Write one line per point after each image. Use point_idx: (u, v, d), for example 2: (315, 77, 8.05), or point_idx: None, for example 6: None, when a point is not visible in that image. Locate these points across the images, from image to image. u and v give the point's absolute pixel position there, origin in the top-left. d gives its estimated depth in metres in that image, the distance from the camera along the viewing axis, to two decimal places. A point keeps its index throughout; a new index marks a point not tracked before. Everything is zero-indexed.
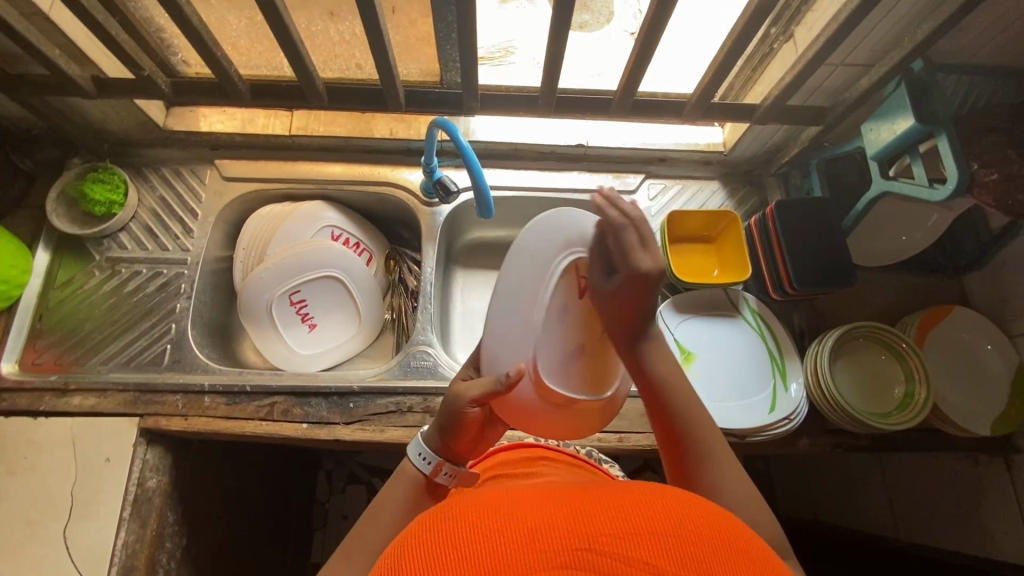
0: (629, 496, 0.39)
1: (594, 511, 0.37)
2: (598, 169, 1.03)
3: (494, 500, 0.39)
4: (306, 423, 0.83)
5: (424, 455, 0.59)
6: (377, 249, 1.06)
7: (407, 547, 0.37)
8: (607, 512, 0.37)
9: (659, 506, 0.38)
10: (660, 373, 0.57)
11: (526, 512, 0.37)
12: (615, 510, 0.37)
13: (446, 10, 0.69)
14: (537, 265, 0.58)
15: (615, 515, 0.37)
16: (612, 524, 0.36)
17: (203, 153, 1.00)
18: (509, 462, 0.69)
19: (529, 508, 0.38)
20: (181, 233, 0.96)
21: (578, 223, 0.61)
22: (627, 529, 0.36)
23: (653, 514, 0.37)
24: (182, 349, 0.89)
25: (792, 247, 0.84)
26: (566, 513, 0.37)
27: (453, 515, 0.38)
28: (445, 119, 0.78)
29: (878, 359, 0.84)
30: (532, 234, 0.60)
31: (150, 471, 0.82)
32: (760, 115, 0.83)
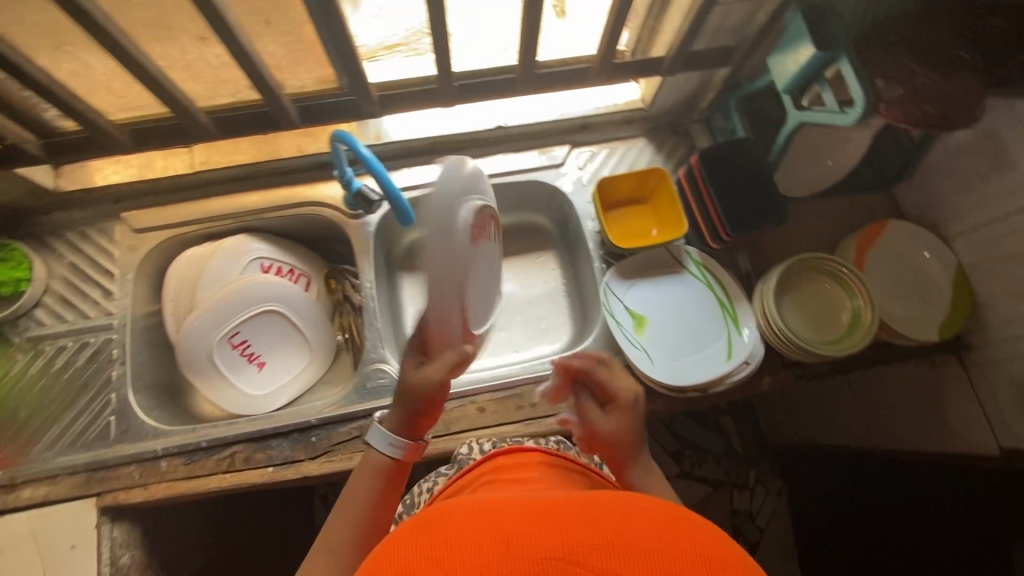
0: (609, 509, 0.41)
1: (573, 523, 0.39)
2: (522, 147, 1.00)
3: (480, 513, 0.41)
4: (272, 466, 0.81)
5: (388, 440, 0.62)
6: (314, 272, 1.02)
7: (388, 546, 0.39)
8: (588, 522, 0.39)
9: (638, 520, 0.39)
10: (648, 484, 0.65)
11: (504, 523, 0.39)
12: (593, 520, 0.39)
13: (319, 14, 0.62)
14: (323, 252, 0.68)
15: (592, 526, 0.38)
16: (589, 535, 0.37)
17: (107, 208, 0.94)
18: (502, 467, 0.65)
19: (511, 519, 0.39)
20: (101, 297, 0.90)
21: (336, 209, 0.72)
22: (602, 541, 0.37)
23: (630, 528, 0.38)
24: (127, 417, 0.85)
25: (721, 194, 0.83)
26: (545, 524, 0.39)
27: (442, 523, 0.40)
28: (342, 132, 0.76)
29: (823, 288, 0.84)
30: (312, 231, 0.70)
31: (122, 547, 0.80)
32: (667, 67, 0.81)
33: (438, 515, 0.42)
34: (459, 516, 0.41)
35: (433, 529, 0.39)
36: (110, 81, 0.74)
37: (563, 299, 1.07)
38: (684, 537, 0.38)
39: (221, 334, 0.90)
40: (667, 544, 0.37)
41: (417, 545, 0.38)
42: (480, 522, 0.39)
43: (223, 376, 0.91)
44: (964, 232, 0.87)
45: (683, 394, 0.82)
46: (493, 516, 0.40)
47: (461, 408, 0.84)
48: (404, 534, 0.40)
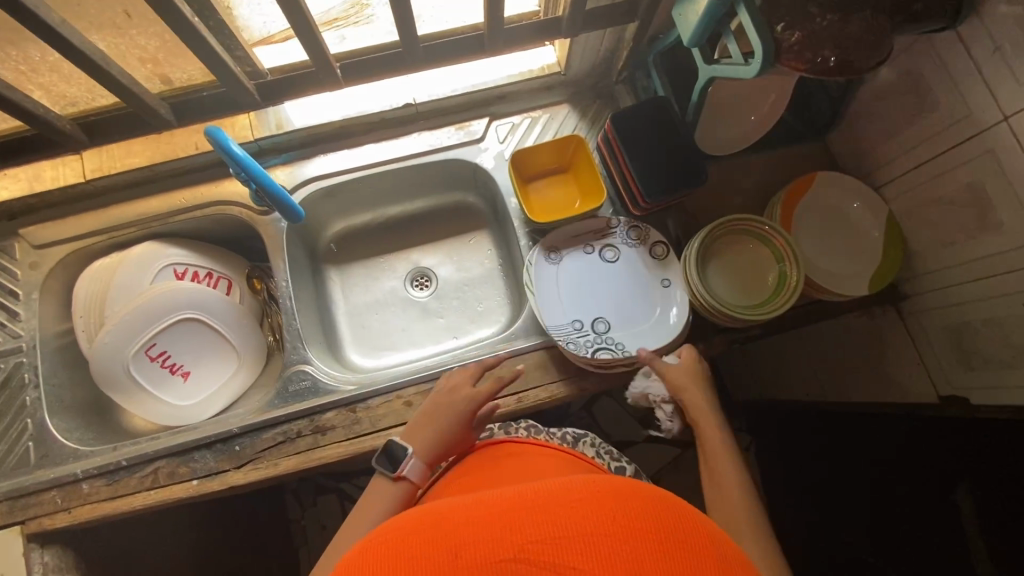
0: (566, 493, 0.39)
1: (524, 516, 0.37)
2: (437, 124, 0.95)
3: (433, 518, 0.40)
4: (197, 479, 0.80)
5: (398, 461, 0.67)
6: (236, 273, 0.98)
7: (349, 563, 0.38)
8: (545, 513, 0.37)
9: (591, 499, 0.38)
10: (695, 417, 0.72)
11: (461, 528, 0.38)
12: (544, 510, 0.38)
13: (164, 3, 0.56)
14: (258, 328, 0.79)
15: (543, 517, 0.37)
16: (542, 529, 0.36)
17: (3, 226, 0.89)
18: (472, 467, 0.66)
19: (468, 523, 0.38)
20: (6, 320, 0.87)
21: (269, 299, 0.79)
22: (555, 533, 0.36)
23: (582, 511, 0.37)
24: (46, 442, 0.83)
25: (636, 159, 0.79)
26: (494, 524, 0.37)
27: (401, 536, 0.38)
28: (216, 127, 0.68)
29: (748, 249, 0.82)
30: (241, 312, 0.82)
31: (54, 572, 0.79)
32: (566, 28, 0.75)
33: (390, 528, 0.40)
34: (410, 527, 0.39)
35: (381, 549, 0.37)
36: None
37: (499, 280, 1.04)
38: (639, 513, 0.38)
39: (137, 347, 0.87)
40: (620, 524, 0.36)
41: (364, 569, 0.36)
42: (431, 533, 0.38)
43: (146, 390, 0.88)
44: (894, 179, 0.84)
45: (611, 371, 0.80)
46: (445, 521, 0.39)
47: (387, 404, 0.82)
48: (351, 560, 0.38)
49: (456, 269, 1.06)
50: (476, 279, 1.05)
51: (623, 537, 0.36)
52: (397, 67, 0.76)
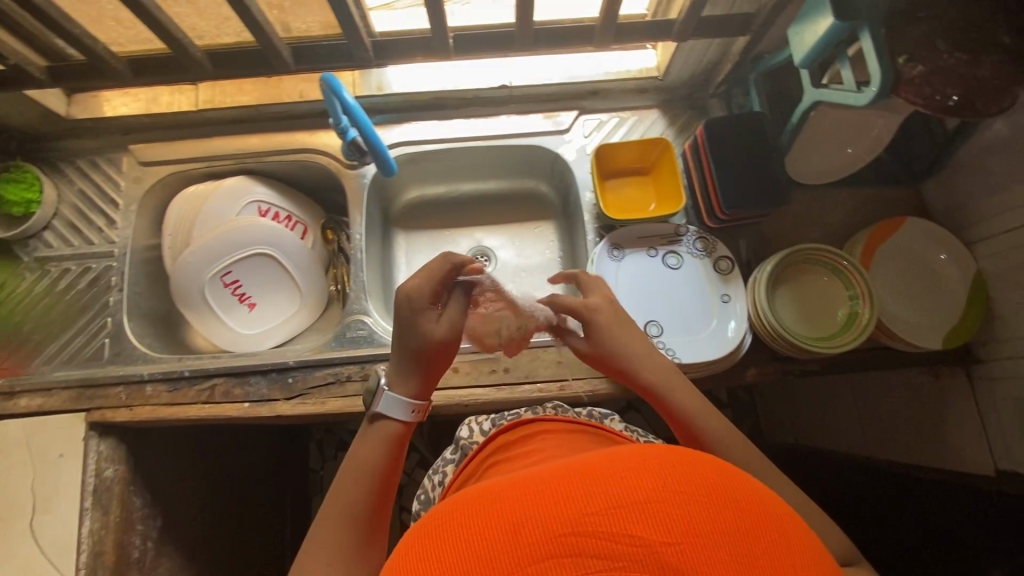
0: (615, 462, 0.35)
1: (578, 487, 0.33)
2: (527, 110, 0.97)
3: (471, 501, 0.35)
4: (248, 402, 0.84)
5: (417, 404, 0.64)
6: (312, 221, 1.03)
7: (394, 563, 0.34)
8: (597, 482, 0.33)
9: (646, 464, 0.34)
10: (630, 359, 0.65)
11: (505, 505, 0.33)
12: (598, 480, 0.33)
13: None
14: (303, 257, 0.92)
15: (598, 486, 0.33)
16: (600, 499, 0.32)
17: (116, 140, 0.96)
18: (502, 446, 0.66)
19: (512, 499, 0.34)
20: (105, 225, 0.94)
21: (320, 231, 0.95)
22: (615, 503, 0.32)
23: (640, 478, 0.33)
24: (121, 341, 0.89)
25: (723, 169, 0.78)
26: (543, 495, 0.33)
27: (441, 526, 0.34)
28: (332, 76, 0.74)
29: (821, 281, 0.80)
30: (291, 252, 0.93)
31: (106, 461, 0.85)
32: (678, 32, 0.75)
33: (433, 516, 0.36)
34: (453, 508, 0.35)
35: (428, 541, 0.34)
36: (117, 12, 0.74)
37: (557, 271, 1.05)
38: (698, 476, 0.34)
39: (215, 271, 0.92)
40: (679, 490, 0.32)
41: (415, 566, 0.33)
42: (474, 513, 0.34)
43: (216, 312, 0.94)
44: (988, 238, 0.81)
45: None
46: (491, 496, 0.35)
47: None
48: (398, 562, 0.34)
49: (516, 254, 1.08)
50: (534, 267, 1.06)
51: (691, 506, 0.32)
52: (506, 47, 0.77)
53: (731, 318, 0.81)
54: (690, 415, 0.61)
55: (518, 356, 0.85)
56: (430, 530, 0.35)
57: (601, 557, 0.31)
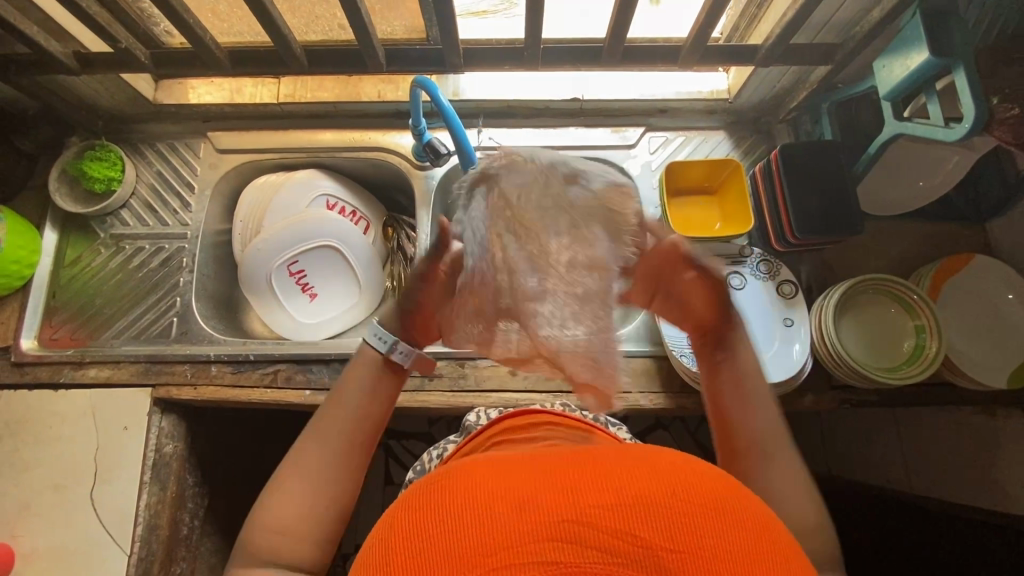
0: (620, 460, 0.36)
1: (580, 481, 0.35)
2: (595, 124, 0.99)
3: (473, 470, 0.36)
4: (309, 390, 0.86)
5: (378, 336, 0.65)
6: (374, 217, 1.05)
7: (397, 521, 0.35)
8: (602, 477, 0.35)
9: (646, 467, 0.36)
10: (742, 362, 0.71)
11: (512, 480, 0.35)
12: (601, 477, 0.35)
13: None
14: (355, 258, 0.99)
15: (601, 480, 0.34)
16: (602, 494, 0.34)
17: (195, 126, 0.99)
18: (509, 426, 0.66)
19: (519, 476, 0.35)
20: (180, 208, 0.96)
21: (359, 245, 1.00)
22: (617, 501, 0.33)
23: (640, 479, 0.35)
24: (189, 321, 0.91)
25: (796, 194, 0.79)
26: (547, 480, 0.34)
27: (442, 491, 0.35)
28: (426, 78, 0.78)
29: (887, 313, 0.80)
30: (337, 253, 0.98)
31: (166, 437, 0.86)
32: (762, 57, 0.77)
33: (427, 480, 0.38)
34: (450, 475, 0.37)
35: (425, 508, 0.35)
36: None
37: None
38: (696, 482, 0.35)
39: (282, 261, 0.95)
40: (677, 498, 0.34)
41: (416, 529, 0.34)
42: (476, 479, 0.35)
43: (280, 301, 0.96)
44: None
45: None
46: (493, 472, 0.36)
47: (494, 368, 0.87)
48: (394, 522, 0.36)
49: None
50: None
51: (687, 513, 0.33)
52: (592, 61, 0.79)
53: (794, 343, 0.82)
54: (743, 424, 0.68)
55: None
56: (427, 493, 0.36)
57: (599, 551, 0.32)
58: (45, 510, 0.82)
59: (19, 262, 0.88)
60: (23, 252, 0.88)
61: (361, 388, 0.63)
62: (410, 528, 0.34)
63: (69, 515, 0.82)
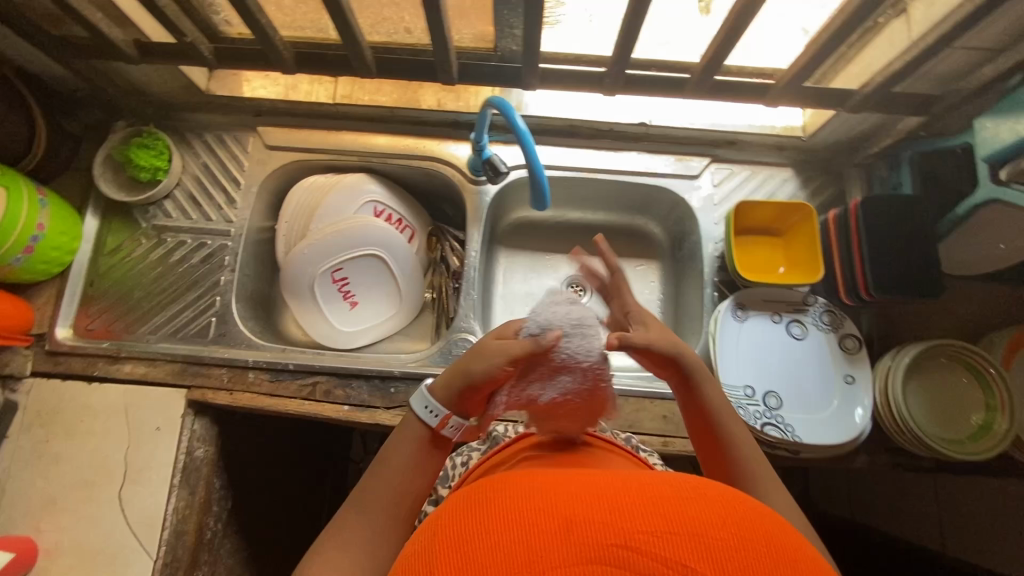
0: (664, 486, 0.34)
1: (627, 504, 0.32)
2: (659, 150, 0.95)
3: (513, 488, 0.35)
4: (347, 405, 0.83)
5: (429, 408, 0.56)
6: (419, 226, 1.02)
7: (434, 541, 0.33)
8: (648, 502, 0.32)
9: (698, 499, 0.33)
10: (710, 399, 0.58)
11: (556, 497, 0.33)
12: (649, 503, 0.32)
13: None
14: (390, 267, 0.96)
15: (648, 505, 0.32)
16: (652, 520, 0.31)
17: (246, 119, 0.95)
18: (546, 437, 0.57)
19: (562, 495, 0.33)
20: (224, 203, 0.94)
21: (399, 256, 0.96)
22: (666, 526, 0.31)
23: (690, 508, 0.32)
24: (227, 322, 0.89)
25: (875, 249, 0.75)
26: (595, 500, 0.32)
27: (481, 510, 0.33)
28: (501, 99, 0.75)
29: (957, 381, 0.76)
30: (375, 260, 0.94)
31: (198, 441, 0.84)
32: (856, 103, 0.73)
33: (464, 499, 0.36)
34: (489, 493, 0.35)
35: (468, 521, 0.33)
36: None
37: (655, 312, 1.03)
38: (745, 516, 0.33)
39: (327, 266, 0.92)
40: (729, 530, 0.31)
41: (458, 538, 0.32)
42: (518, 499, 0.33)
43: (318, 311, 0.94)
44: None
45: (771, 450, 0.77)
46: (534, 492, 0.34)
47: None
48: (435, 533, 0.34)
49: None
50: None
51: (744, 548, 0.30)
52: (673, 92, 0.76)
53: (854, 402, 0.79)
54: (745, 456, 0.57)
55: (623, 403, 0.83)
56: (465, 509, 0.34)
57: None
58: (72, 506, 0.80)
59: (59, 249, 0.85)
60: (64, 239, 0.85)
61: (406, 458, 0.56)
62: (451, 539, 0.33)
63: (96, 513, 0.80)
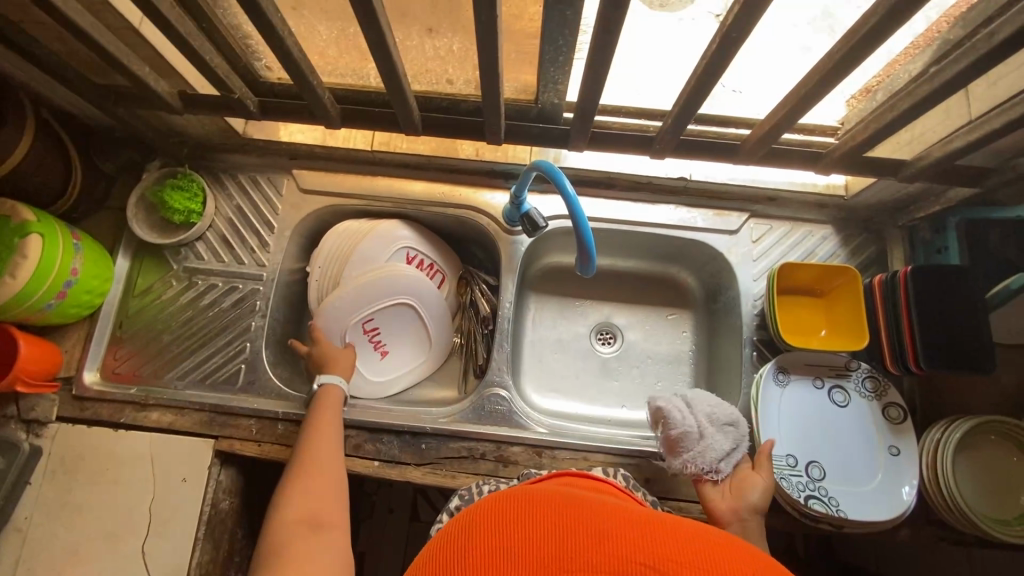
0: (696, 531, 0.37)
1: (652, 534, 0.36)
2: (697, 204, 0.93)
3: (557, 498, 0.40)
4: (378, 461, 0.82)
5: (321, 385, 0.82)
6: (450, 271, 1.01)
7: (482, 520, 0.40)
8: (675, 536, 0.36)
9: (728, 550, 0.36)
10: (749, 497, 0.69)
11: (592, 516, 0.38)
12: (675, 536, 0.36)
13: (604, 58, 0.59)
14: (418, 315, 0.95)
15: (675, 542, 0.36)
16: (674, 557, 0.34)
17: (281, 162, 0.95)
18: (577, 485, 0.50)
19: (597, 515, 0.38)
20: (257, 247, 0.92)
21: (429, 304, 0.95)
22: (682, 555, 0.34)
23: (715, 548, 0.35)
24: (256, 370, 0.87)
25: (925, 320, 0.74)
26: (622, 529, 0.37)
27: (525, 510, 0.39)
28: (547, 163, 0.76)
29: (1008, 460, 0.74)
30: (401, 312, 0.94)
31: (223, 493, 0.83)
32: (909, 174, 0.71)
33: (513, 497, 0.41)
34: (536, 500, 0.40)
35: (504, 516, 0.39)
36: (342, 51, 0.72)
37: (687, 364, 1.01)
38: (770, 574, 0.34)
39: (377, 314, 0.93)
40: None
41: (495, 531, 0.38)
42: (559, 507, 0.39)
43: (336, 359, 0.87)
44: None
45: (814, 523, 0.75)
46: (573, 505, 0.39)
47: (573, 461, 0.82)
48: (477, 518, 0.40)
49: (645, 338, 1.03)
50: (661, 356, 1.02)
51: None
52: (721, 155, 0.75)
53: (901, 476, 0.77)
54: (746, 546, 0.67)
55: (660, 468, 0.81)
56: (510, 504, 0.40)
57: None
58: (94, 559, 0.78)
59: (90, 292, 0.84)
60: (96, 282, 0.84)
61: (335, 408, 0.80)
62: (488, 526, 0.38)
63: (118, 568, 0.78)
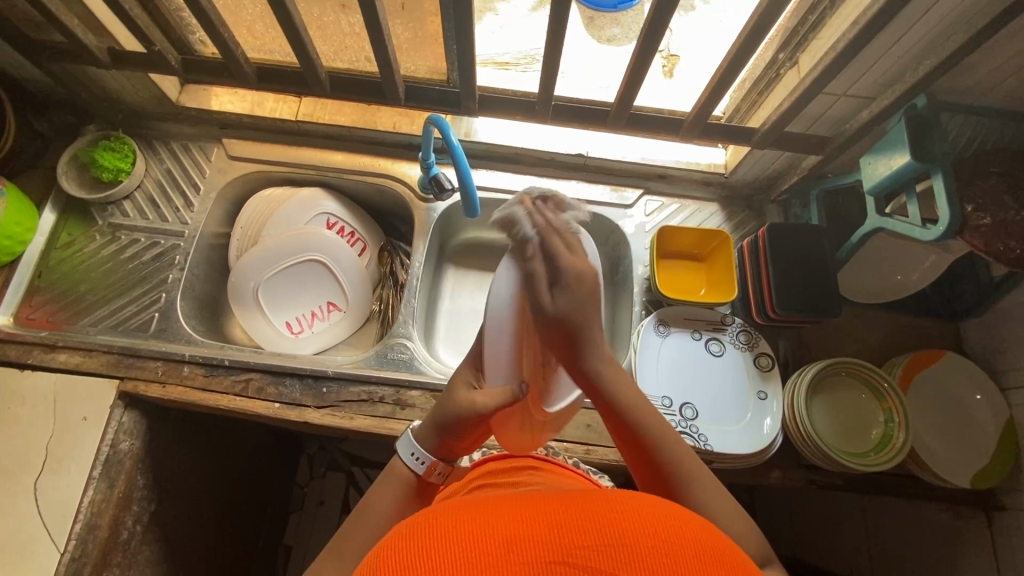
0: (606, 506, 0.36)
1: (569, 523, 0.34)
2: (596, 180, 1.03)
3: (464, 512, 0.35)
4: (279, 403, 0.85)
5: (416, 456, 0.58)
6: (371, 239, 1.07)
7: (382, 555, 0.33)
8: (595, 521, 0.34)
9: (635, 514, 0.35)
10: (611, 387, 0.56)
11: (503, 522, 0.34)
12: (591, 520, 0.34)
13: (466, 18, 0.67)
14: (341, 290, 1.01)
15: (591, 524, 0.34)
16: (589, 534, 0.33)
17: (212, 131, 1.02)
18: (491, 472, 0.59)
19: (506, 519, 0.34)
20: (182, 206, 0.98)
21: (346, 274, 1.01)
22: (603, 543, 0.32)
23: (629, 522, 0.34)
24: (169, 318, 0.91)
25: (778, 271, 0.83)
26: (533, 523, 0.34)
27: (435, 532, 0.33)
28: (440, 117, 0.81)
29: (858, 397, 0.82)
30: (321, 289, 1.00)
31: (125, 434, 0.84)
32: (757, 139, 0.82)
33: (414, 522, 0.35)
34: (436, 518, 0.35)
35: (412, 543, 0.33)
36: None
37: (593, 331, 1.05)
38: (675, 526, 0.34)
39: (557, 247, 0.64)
40: (664, 541, 0.33)
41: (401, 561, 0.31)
42: (468, 519, 0.34)
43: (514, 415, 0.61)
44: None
45: None
46: (480, 518, 0.34)
47: None
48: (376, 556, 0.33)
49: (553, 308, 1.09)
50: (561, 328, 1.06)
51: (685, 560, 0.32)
52: (599, 122, 0.85)
53: (765, 416, 0.83)
54: (640, 419, 0.55)
55: None
56: (417, 532, 0.34)
57: None
58: None
59: (12, 238, 0.87)
60: (19, 229, 0.87)
61: (384, 507, 0.56)
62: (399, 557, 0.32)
63: (8, 502, 0.78)
